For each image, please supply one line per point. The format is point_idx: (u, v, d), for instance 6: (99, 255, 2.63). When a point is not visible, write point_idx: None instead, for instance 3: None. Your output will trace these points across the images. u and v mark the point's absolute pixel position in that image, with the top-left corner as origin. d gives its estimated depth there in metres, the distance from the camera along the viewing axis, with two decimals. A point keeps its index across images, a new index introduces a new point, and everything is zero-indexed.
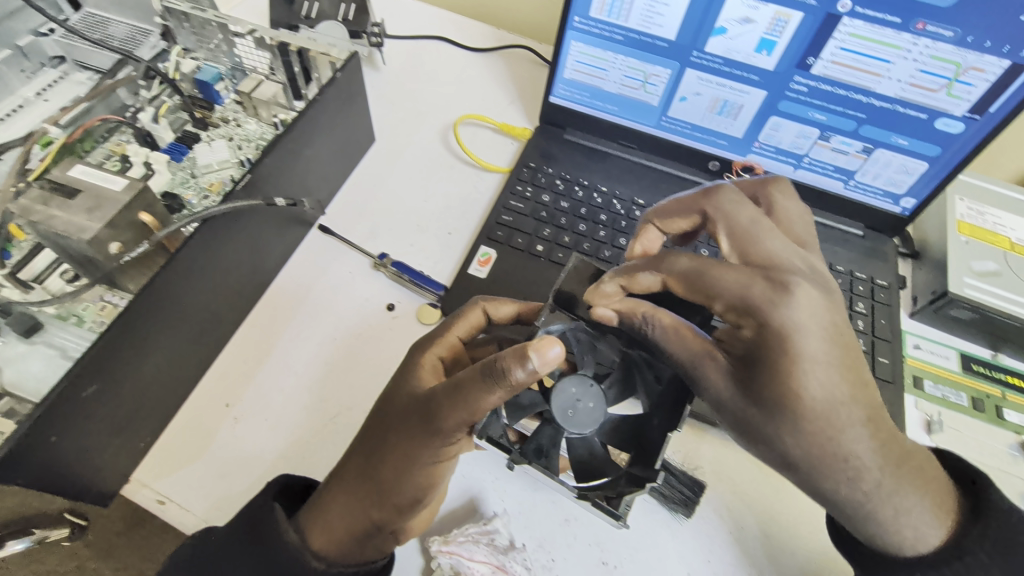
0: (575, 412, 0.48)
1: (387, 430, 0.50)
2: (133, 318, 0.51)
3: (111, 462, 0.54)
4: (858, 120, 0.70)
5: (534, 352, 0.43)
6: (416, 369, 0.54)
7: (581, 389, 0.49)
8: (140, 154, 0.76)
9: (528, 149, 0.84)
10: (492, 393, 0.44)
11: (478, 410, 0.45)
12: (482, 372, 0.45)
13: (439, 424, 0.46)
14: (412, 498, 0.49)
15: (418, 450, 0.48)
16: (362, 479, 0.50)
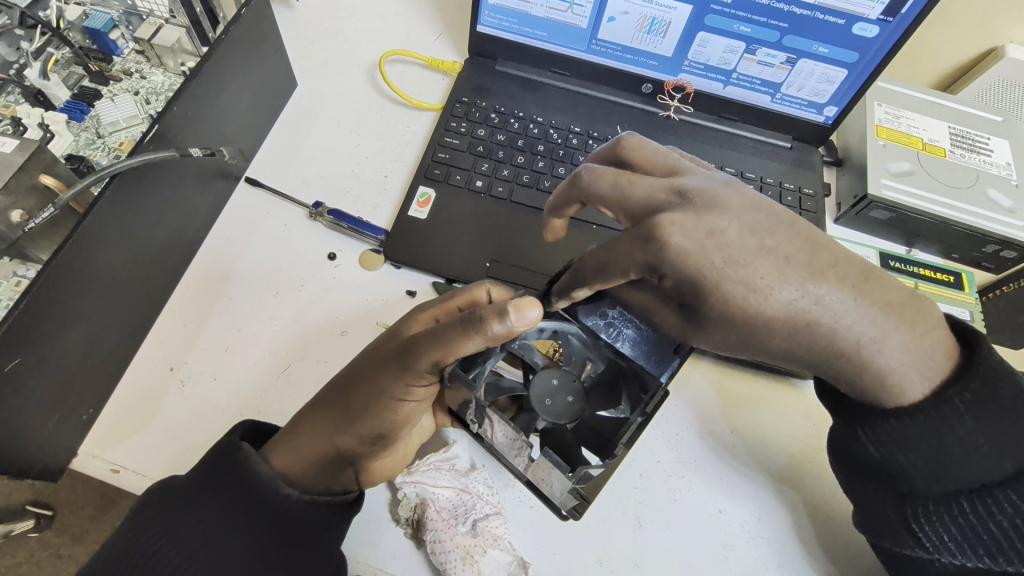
0: (551, 403, 0.52)
1: (363, 371, 0.51)
2: (50, 285, 0.49)
3: (53, 436, 0.52)
4: (780, 30, 0.71)
5: (513, 310, 0.44)
6: (410, 321, 0.54)
7: (562, 384, 0.53)
8: (34, 115, 0.69)
9: (460, 84, 0.82)
10: (470, 339, 0.45)
11: (454, 352, 0.46)
12: (462, 320, 0.45)
13: (413, 360, 0.47)
14: (379, 434, 0.51)
15: (389, 384, 0.49)
16: (337, 408, 0.51)
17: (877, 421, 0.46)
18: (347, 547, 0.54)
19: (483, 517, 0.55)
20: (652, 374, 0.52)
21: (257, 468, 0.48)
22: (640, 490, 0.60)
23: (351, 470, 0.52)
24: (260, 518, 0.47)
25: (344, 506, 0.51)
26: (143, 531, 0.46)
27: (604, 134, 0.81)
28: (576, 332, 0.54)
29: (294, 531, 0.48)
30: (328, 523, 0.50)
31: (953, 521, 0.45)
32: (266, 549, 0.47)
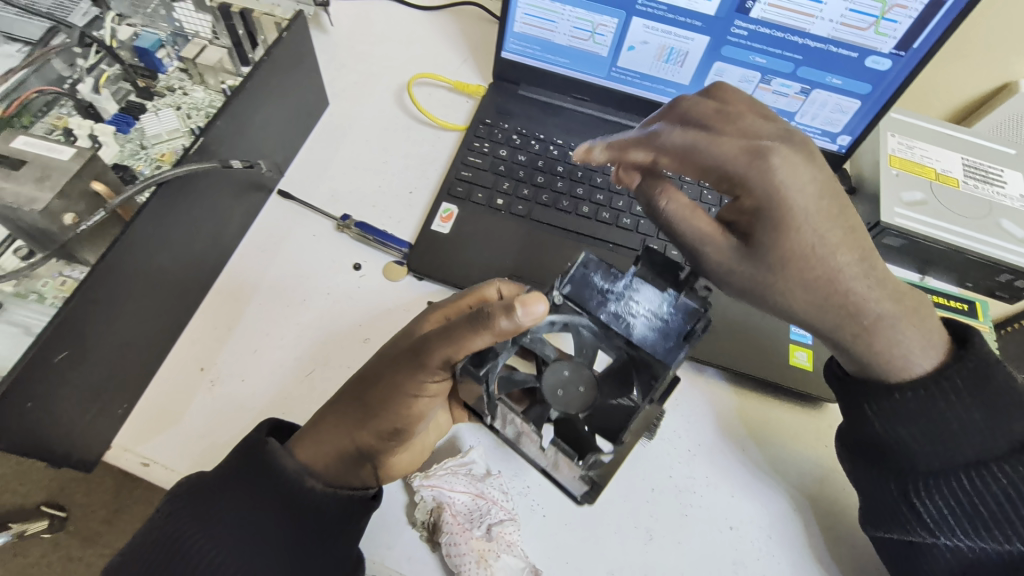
0: (563, 393, 0.53)
1: (380, 369, 0.53)
2: (98, 285, 0.52)
3: (91, 428, 0.55)
4: (795, 61, 0.73)
5: (520, 305, 0.45)
6: (423, 319, 0.58)
7: (573, 375, 0.53)
8: (84, 126, 0.73)
9: (484, 106, 0.85)
10: (479, 335, 0.46)
11: (464, 348, 0.48)
12: (471, 317, 0.47)
13: (426, 358, 0.50)
14: (395, 429, 0.52)
15: (403, 380, 0.51)
16: (354, 406, 0.53)
17: (882, 395, 0.50)
18: (365, 546, 0.55)
19: (498, 522, 0.56)
20: (664, 364, 0.48)
21: (282, 461, 0.49)
22: (652, 504, 0.60)
23: (370, 468, 0.53)
24: (282, 509, 0.49)
25: (363, 499, 0.51)
26: (173, 520, 0.48)
27: None
28: (587, 324, 0.51)
29: (315, 522, 0.49)
30: (347, 516, 0.51)
31: (951, 493, 0.48)
32: (288, 540, 0.49)
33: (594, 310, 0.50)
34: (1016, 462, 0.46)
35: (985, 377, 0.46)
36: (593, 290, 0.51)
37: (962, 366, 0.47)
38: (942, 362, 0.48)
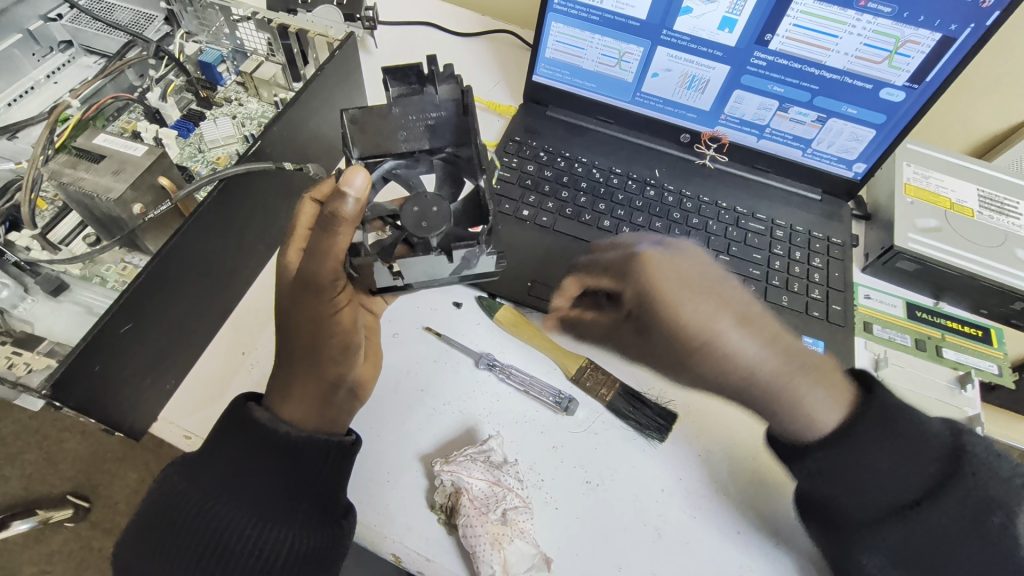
0: (427, 224, 0.50)
1: (292, 310, 0.58)
2: (164, 266, 0.57)
3: (142, 399, 0.60)
4: (812, 91, 0.77)
5: (344, 185, 0.50)
6: (286, 250, 0.60)
7: (419, 206, 0.51)
8: (150, 129, 0.81)
9: (514, 125, 0.91)
10: (342, 233, 0.52)
11: (331, 251, 0.52)
12: (320, 223, 0.52)
13: (319, 281, 0.54)
14: (341, 346, 0.58)
15: (319, 304, 0.56)
16: (295, 345, 0.58)
17: (803, 453, 0.56)
18: (360, 514, 0.59)
19: (512, 509, 0.59)
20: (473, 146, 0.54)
21: (256, 414, 0.56)
22: (661, 503, 0.62)
23: (343, 390, 0.59)
24: (267, 457, 0.55)
25: (340, 445, 0.56)
26: (171, 480, 0.55)
27: (643, 176, 0.88)
28: (393, 163, 0.55)
29: (297, 466, 0.55)
30: (323, 457, 0.55)
31: (883, 543, 0.51)
32: (273, 486, 0.54)
33: (392, 142, 0.54)
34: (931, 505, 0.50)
35: (887, 424, 0.52)
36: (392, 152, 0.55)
37: (865, 414, 0.53)
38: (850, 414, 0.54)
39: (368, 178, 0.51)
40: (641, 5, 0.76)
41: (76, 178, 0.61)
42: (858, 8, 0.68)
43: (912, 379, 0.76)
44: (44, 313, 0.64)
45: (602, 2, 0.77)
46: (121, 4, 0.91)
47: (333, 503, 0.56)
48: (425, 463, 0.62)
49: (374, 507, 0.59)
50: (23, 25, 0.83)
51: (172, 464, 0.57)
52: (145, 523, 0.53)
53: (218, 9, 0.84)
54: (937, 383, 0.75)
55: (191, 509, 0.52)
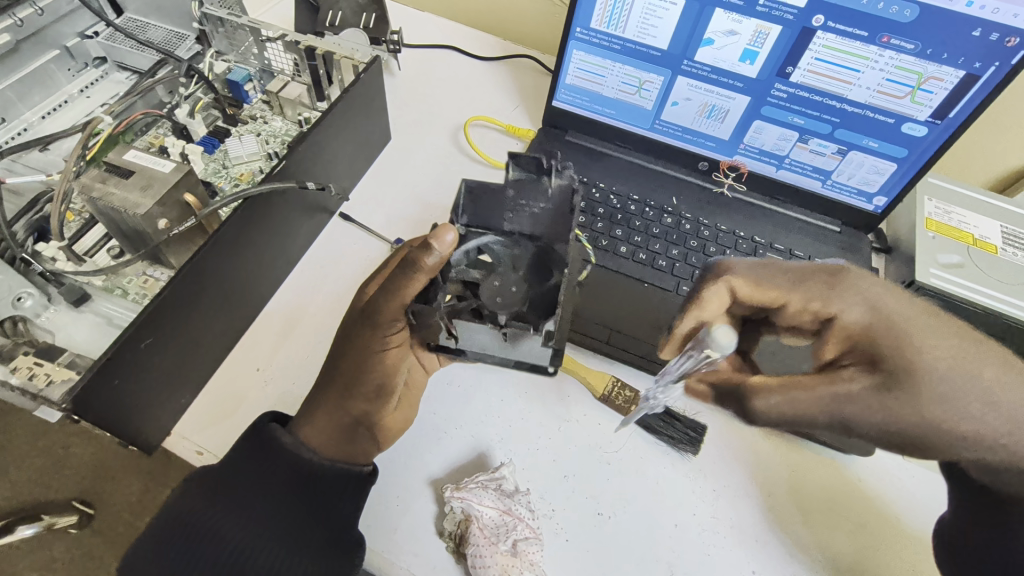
0: (501, 301, 0.52)
1: (350, 343, 0.61)
2: (186, 282, 0.58)
3: (158, 414, 0.60)
4: (832, 124, 0.77)
5: (433, 239, 0.51)
6: (366, 285, 0.64)
7: (503, 284, 0.53)
8: (178, 145, 0.83)
9: (532, 148, 0.92)
10: (416, 278, 0.53)
11: (403, 293, 0.55)
12: (401, 266, 0.54)
13: (378, 317, 0.57)
14: (377, 384, 0.60)
15: (373, 340, 0.59)
16: (338, 375, 0.61)
17: None
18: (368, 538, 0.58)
19: (523, 540, 0.58)
20: (558, 247, 0.52)
21: (281, 438, 0.59)
22: (675, 538, 0.61)
23: (364, 431, 0.61)
24: (288, 482, 0.58)
25: (358, 474, 0.58)
26: (184, 499, 0.55)
27: (660, 203, 0.88)
28: (492, 240, 0.53)
29: (318, 493, 0.57)
30: (344, 486, 0.58)
31: None
32: (295, 512, 0.56)
33: (495, 220, 0.53)
34: None
35: None
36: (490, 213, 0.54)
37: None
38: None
39: (458, 238, 0.52)
40: (663, 35, 0.76)
41: (105, 192, 0.62)
42: (881, 44, 0.68)
43: None
44: (65, 322, 0.64)
45: (624, 32, 0.78)
46: (153, 23, 0.93)
47: (344, 536, 0.55)
48: (435, 488, 0.62)
49: (383, 531, 0.59)
50: (61, 42, 0.85)
51: (186, 478, 0.57)
52: (157, 540, 0.53)
53: (249, 31, 0.87)
54: None
55: (208, 531, 0.53)
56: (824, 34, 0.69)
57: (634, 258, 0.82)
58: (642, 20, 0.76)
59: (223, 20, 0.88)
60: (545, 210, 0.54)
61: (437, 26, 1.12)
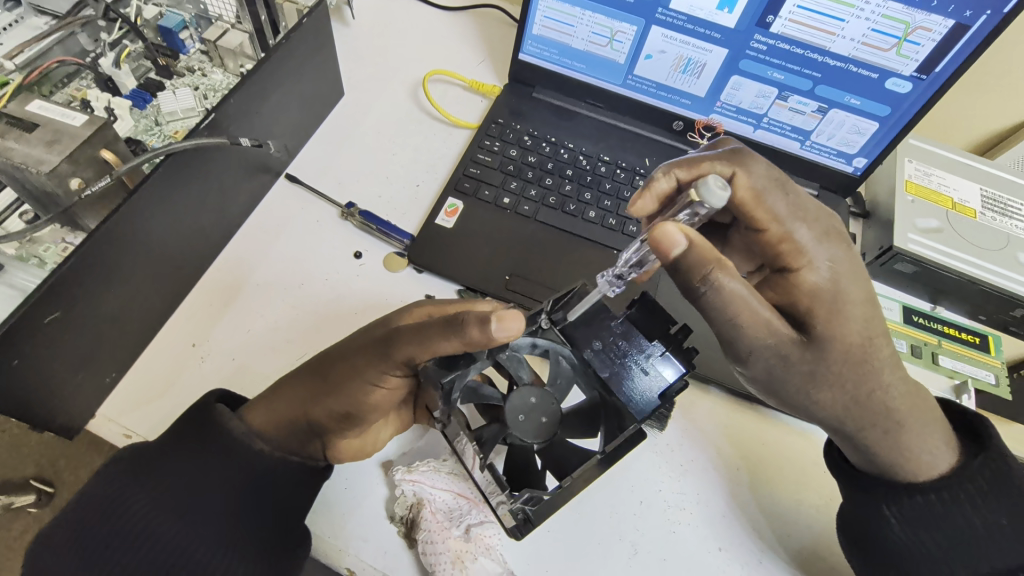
0: (523, 419, 0.52)
1: (343, 353, 0.54)
2: (98, 247, 0.53)
3: (77, 392, 0.56)
4: (814, 79, 0.72)
5: (497, 319, 0.45)
6: (405, 313, 0.56)
7: (540, 403, 0.53)
8: (101, 99, 0.74)
9: (497, 106, 0.85)
10: (447, 340, 0.47)
11: (433, 351, 0.49)
12: (447, 322, 0.48)
13: (393, 352, 0.50)
14: (344, 411, 0.53)
15: (367, 368, 0.52)
16: (314, 376, 0.54)
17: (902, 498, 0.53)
18: (312, 524, 0.56)
19: (477, 524, 0.56)
20: (633, 413, 0.49)
21: (230, 423, 0.53)
22: (638, 517, 0.59)
23: (319, 442, 0.55)
24: (236, 473, 0.51)
25: (312, 467, 0.54)
26: (113, 482, 0.50)
27: (632, 165, 0.83)
28: (567, 354, 0.54)
29: (268, 487, 0.52)
30: (298, 482, 0.53)
31: None
32: (242, 508, 0.51)
33: (579, 346, 0.53)
34: None
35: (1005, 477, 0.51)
36: (587, 327, 0.54)
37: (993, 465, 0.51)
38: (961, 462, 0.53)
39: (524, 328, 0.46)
40: None
41: (6, 148, 0.56)
42: None
43: None
44: None
45: None
46: None
47: (290, 530, 0.52)
48: (386, 471, 0.59)
49: (330, 515, 0.56)
50: None
51: (114, 456, 0.52)
52: (78, 526, 0.48)
53: None
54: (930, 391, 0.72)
55: (136, 523, 0.48)
56: None
57: (603, 223, 0.77)
58: None
59: None
60: (624, 365, 0.51)
61: None
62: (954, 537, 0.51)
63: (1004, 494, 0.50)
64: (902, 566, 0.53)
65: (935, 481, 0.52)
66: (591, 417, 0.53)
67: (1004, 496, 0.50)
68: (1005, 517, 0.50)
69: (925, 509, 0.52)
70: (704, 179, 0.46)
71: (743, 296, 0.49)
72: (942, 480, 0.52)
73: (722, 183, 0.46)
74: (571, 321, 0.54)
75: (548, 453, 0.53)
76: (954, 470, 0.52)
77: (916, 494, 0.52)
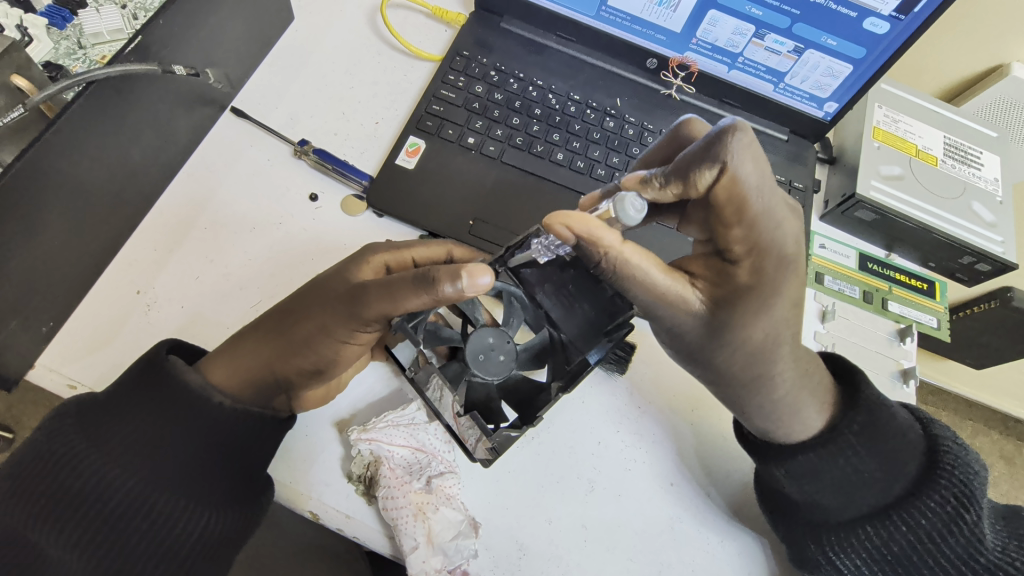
0: (483, 360, 0.54)
1: (304, 303, 0.53)
2: (15, 186, 0.48)
3: (10, 343, 0.53)
4: (792, 16, 0.69)
5: (466, 273, 0.46)
6: (361, 264, 0.54)
7: (497, 342, 0.55)
8: (13, 15, 0.65)
9: (462, 37, 0.79)
10: (419, 296, 0.48)
11: (402, 307, 0.49)
12: (416, 278, 0.48)
13: (361, 308, 0.50)
14: (312, 365, 0.52)
15: (334, 322, 0.51)
16: (277, 329, 0.53)
17: (786, 457, 0.54)
18: (275, 470, 0.56)
19: (438, 475, 0.57)
20: (579, 349, 0.52)
21: (186, 376, 0.50)
22: (596, 456, 0.61)
23: (283, 396, 0.55)
24: (194, 428, 0.49)
25: (275, 420, 0.53)
26: (60, 437, 0.48)
27: (603, 105, 0.80)
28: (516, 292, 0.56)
29: (231, 441, 0.51)
30: (261, 433, 0.53)
31: (862, 545, 0.52)
32: (205, 459, 0.50)
33: (529, 286, 0.53)
34: (912, 507, 0.51)
35: (876, 424, 0.52)
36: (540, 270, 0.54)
37: (853, 422, 0.53)
38: (835, 419, 0.54)
39: (491, 280, 0.48)
40: None
41: None
42: None
43: (856, 330, 0.75)
44: None
45: None
46: None
47: (253, 480, 0.52)
48: (341, 429, 0.58)
49: (292, 463, 0.57)
50: None
51: (60, 409, 0.50)
52: (29, 480, 0.47)
53: None
54: (877, 335, 0.76)
55: (92, 478, 0.47)
56: None
57: (571, 166, 0.75)
58: None
59: None
60: (571, 302, 0.53)
61: None
62: (835, 485, 0.53)
63: (877, 441, 0.52)
64: (794, 515, 0.56)
65: (813, 438, 0.54)
66: (541, 355, 0.56)
67: (872, 443, 0.52)
68: (875, 464, 0.52)
69: (810, 466, 0.53)
70: (623, 197, 0.48)
71: (635, 270, 0.49)
72: (821, 436, 0.53)
73: (637, 207, 0.48)
74: (522, 267, 0.54)
75: (506, 390, 0.56)
76: (833, 424, 0.54)
77: (798, 454, 0.54)
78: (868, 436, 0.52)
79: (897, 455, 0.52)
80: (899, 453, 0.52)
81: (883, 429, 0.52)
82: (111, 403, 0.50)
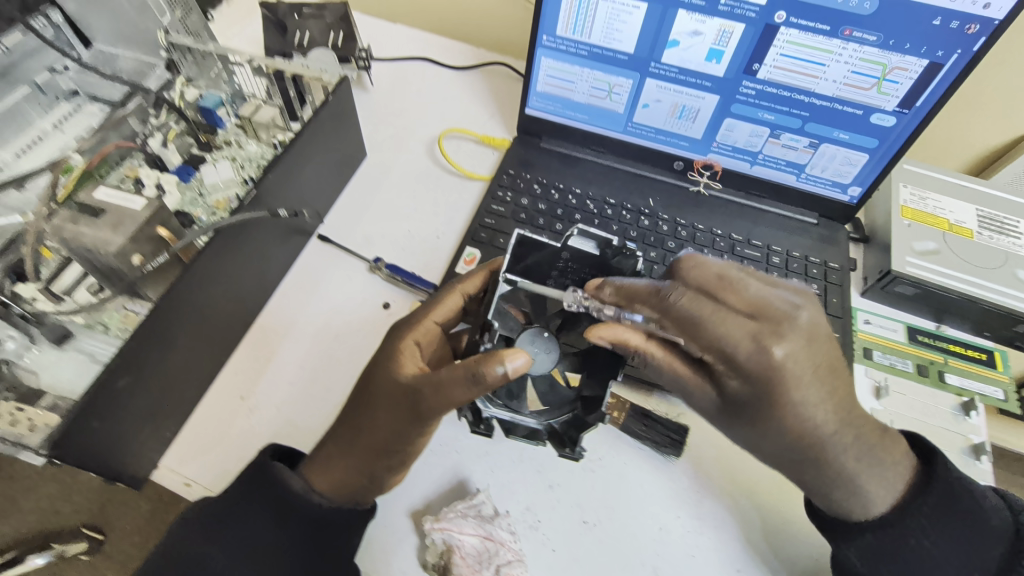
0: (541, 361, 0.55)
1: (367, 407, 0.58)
2: (158, 318, 0.60)
3: (142, 448, 0.62)
4: (802, 118, 0.78)
5: (504, 359, 0.49)
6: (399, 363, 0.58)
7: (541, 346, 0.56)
8: (152, 176, 0.81)
9: (508, 158, 0.92)
10: (467, 390, 0.50)
11: (452, 400, 0.52)
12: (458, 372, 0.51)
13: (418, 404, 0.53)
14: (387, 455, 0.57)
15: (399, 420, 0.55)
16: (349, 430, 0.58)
17: (855, 535, 0.56)
18: (361, 561, 0.60)
19: (506, 563, 0.60)
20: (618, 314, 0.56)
21: (289, 481, 0.57)
22: (659, 542, 0.62)
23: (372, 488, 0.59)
24: (293, 526, 0.57)
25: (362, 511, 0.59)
26: (184, 535, 0.56)
27: (637, 205, 0.89)
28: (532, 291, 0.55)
29: (325, 536, 0.57)
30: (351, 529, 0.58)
31: None
32: (304, 553, 0.57)
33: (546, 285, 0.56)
34: None
35: (950, 503, 0.54)
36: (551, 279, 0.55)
37: (924, 502, 0.54)
38: (905, 498, 0.55)
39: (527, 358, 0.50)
40: (629, 39, 0.77)
41: (77, 233, 0.62)
42: (843, 37, 0.68)
43: (915, 406, 0.75)
44: (48, 362, 0.66)
45: (590, 37, 0.79)
46: (121, 52, 0.90)
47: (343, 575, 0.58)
48: (415, 519, 0.63)
49: (374, 553, 0.61)
50: (31, 78, 0.84)
51: (185, 515, 0.57)
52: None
53: (217, 57, 0.87)
54: (940, 409, 0.74)
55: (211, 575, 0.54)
56: (787, 30, 0.70)
57: None
58: (607, 25, 0.77)
59: (190, 48, 0.88)
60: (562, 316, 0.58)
61: (412, 40, 1.13)
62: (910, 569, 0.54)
63: (948, 521, 0.54)
64: None
65: (883, 517, 0.55)
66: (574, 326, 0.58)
67: (942, 523, 0.54)
68: (943, 544, 0.54)
69: (879, 546, 0.55)
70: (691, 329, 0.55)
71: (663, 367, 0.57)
72: (889, 516, 0.55)
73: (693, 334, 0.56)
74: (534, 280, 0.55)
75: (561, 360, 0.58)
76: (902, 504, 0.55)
77: (866, 532, 0.55)
78: (940, 515, 0.54)
79: (967, 534, 0.54)
80: (973, 536, 0.54)
81: (956, 509, 0.54)
82: (223, 506, 0.57)
